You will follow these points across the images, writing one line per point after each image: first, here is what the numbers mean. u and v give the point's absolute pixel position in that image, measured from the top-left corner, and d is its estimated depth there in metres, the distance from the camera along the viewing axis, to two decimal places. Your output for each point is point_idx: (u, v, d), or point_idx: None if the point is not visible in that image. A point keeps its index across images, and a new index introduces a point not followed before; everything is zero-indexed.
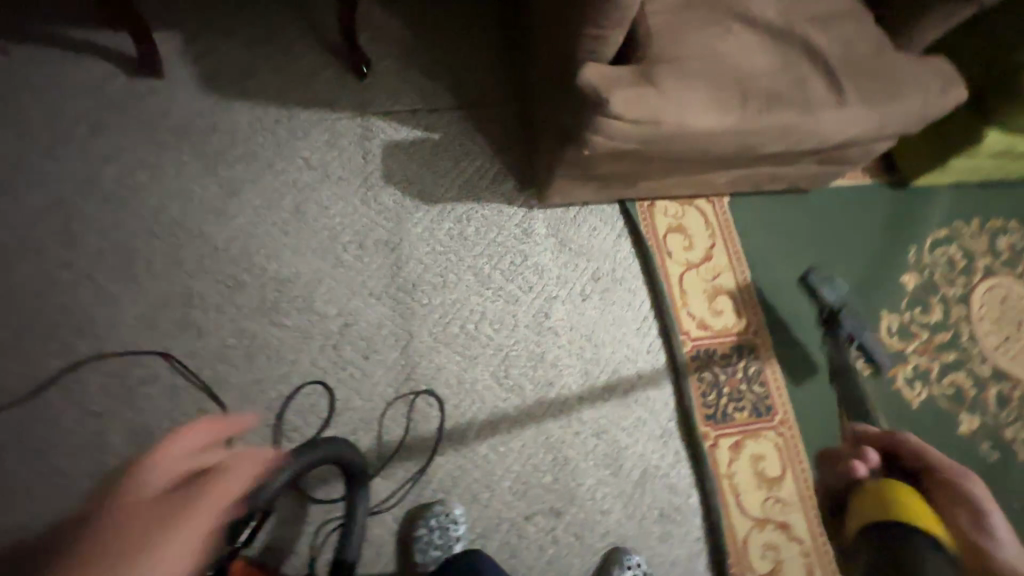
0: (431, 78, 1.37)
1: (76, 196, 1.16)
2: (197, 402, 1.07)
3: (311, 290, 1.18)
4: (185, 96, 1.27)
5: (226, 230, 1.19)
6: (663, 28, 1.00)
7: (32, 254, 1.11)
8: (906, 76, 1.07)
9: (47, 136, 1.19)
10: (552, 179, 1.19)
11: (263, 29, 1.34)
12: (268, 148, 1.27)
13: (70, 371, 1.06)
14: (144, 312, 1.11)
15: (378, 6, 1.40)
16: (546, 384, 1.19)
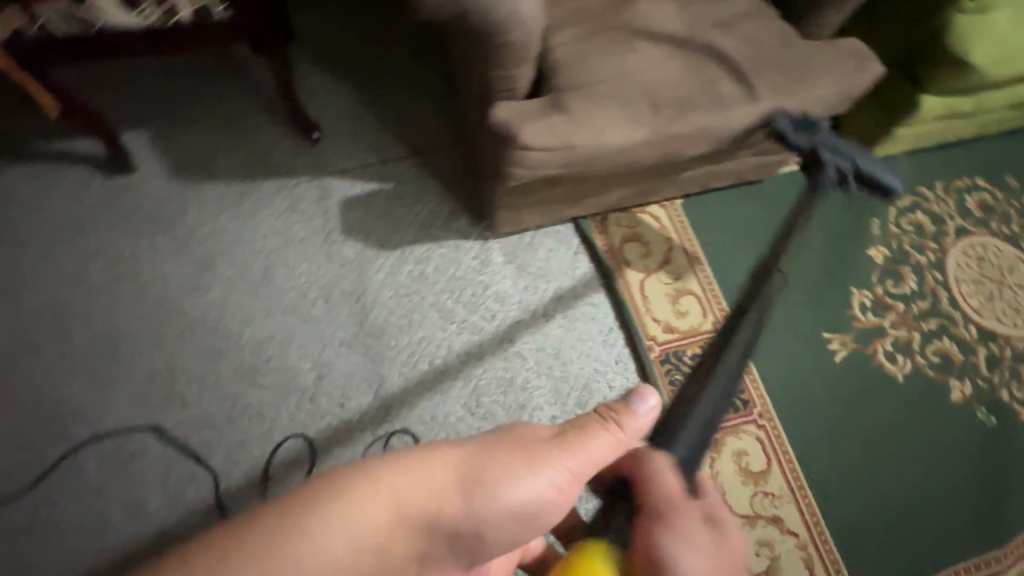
0: (379, 131, 1.45)
1: (65, 291, 1.26)
2: (189, 469, 1.14)
3: (285, 348, 1.24)
4: (156, 186, 1.37)
5: (202, 303, 1.27)
6: (568, 58, 1.05)
7: (31, 351, 1.21)
8: (814, 62, 1.10)
9: (36, 241, 1.30)
10: (496, 210, 1.24)
11: (218, 110, 1.44)
12: (234, 221, 1.36)
13: (72, 454, 1.14)
14: (134, 390, 1.19)
15: (324, 72, 1.50)
16: (519, 408, 1.23)
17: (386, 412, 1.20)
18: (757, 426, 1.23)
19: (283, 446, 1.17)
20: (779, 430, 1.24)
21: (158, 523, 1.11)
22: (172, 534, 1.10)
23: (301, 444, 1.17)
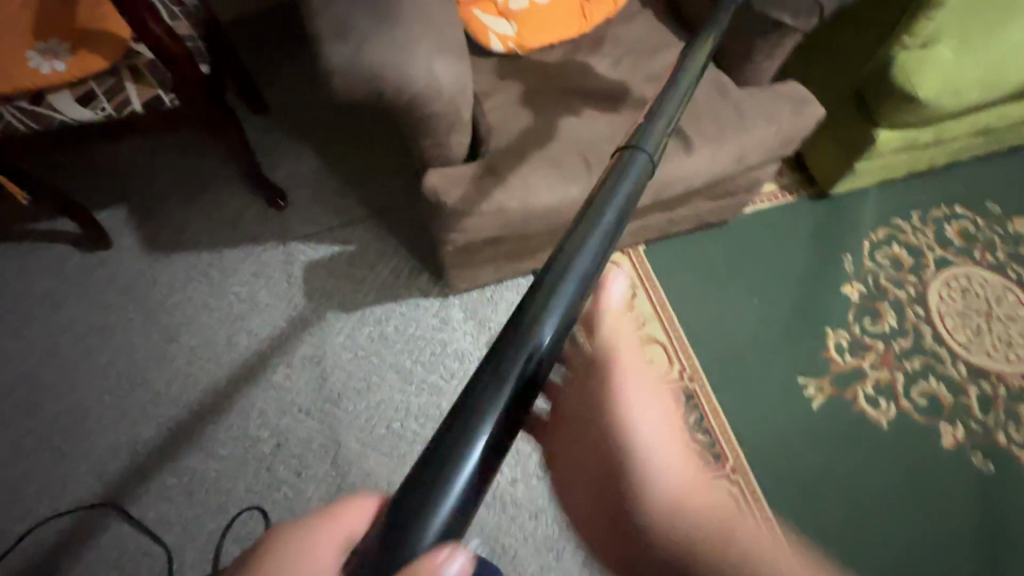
0: (342, 194, 1.49)
1: (37, 367, 1.30)
2: (143, 546, 1.13)
3: (244, 417, 1.24)
4: (129, 259, 1.42)
5: (166, 373, 1.29)
6: (502, 122, 1.08)
7: (1, 428, 1.24)
8: (748, 110, 1.10)
9: (13, 318, 1.35)
10: (448, 269, 1.24)
11: (190, 182, 1.49)
12: (202, 290, 1.39)
13: (31, 533, 1.15)
14: (95, 465, 1.20)
15: (291, 141, 1.56)
16: None
17: (342, 480, 1.18)
18: (730, 480, 1.16)
19: (238, 519, 1.15)
20: (756, 486, 1.17)
21: None
22: None
23: (255, 517, 1.16)
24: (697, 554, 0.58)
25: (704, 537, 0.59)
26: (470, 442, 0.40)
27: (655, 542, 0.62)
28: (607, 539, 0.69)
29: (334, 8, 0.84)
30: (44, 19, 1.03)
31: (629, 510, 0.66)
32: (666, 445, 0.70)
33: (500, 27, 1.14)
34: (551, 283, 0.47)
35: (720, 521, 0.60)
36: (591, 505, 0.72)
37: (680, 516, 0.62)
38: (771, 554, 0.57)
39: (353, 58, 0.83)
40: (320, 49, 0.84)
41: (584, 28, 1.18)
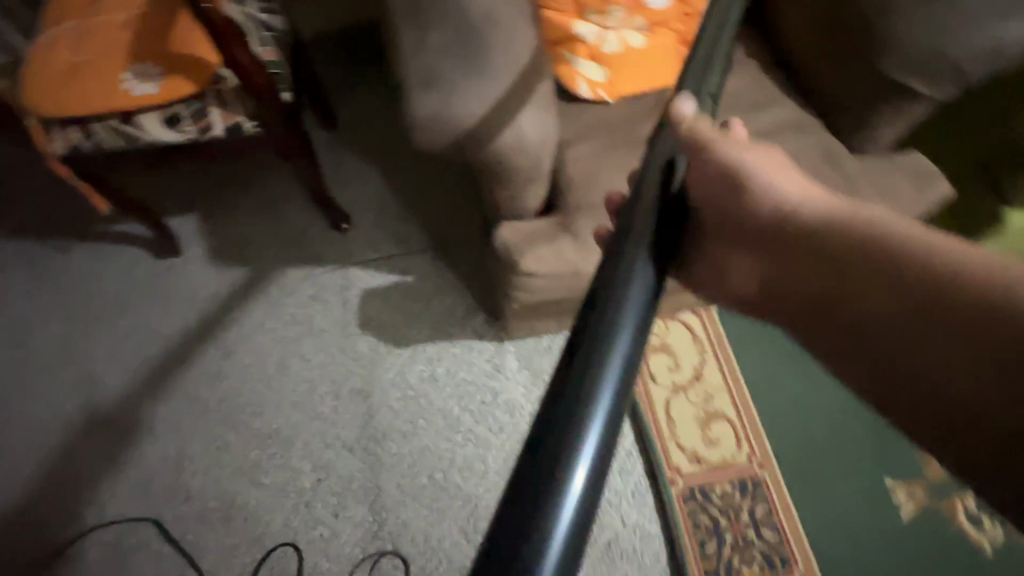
0: (405, 221, 1.46)
1: (101, 370, 1.33)
2: (181, 568, 1.14)
3: (289, 446, 1.23)
4: (194, 269, 1.44)
5: (218, 390, 1.29)
6: (584, 175, 1.00)
7: (63, 427, 1.28)
8: (863, 184, 0.98)
9: (85, 318, 1.40)
10: (509, 319, 1.18)
11: (260, 195, 1.50)
12: (260, 307, 1.39)
13: (80, 539, 1.17)
14: (144, 477, 1.21)
15: (359, 161, 1.55)
16: None
17: (380, 528, 1.15)
18: None
19: (273, 553, 1.13)
20: None
21: None
22: None
23: (289, 554, 1.14)
24: (913, 294, 0.42)
25: (860, 241, 0.47)
26: (572, 460, 0.36)
27: (847, 265, 0.47)
28: (766, 279, 0.56)
29: (425, 56, 0.80)
30: (141, 41, 1.04)
31: (785, 239, 0.54)
32: (808, 195, 0.55)
33: (591, 73, 1.09)
34: (619, 275, 0.45)
35: (883, 229, 0.46)
36: (758, 287, 0.58)
37: (821, 226, 0.51)
38: (1001, 264, 0.41)
39: (439, 111, 0.79)
40: (407, 98, 0.80)
41: (677, 74, 1.13)
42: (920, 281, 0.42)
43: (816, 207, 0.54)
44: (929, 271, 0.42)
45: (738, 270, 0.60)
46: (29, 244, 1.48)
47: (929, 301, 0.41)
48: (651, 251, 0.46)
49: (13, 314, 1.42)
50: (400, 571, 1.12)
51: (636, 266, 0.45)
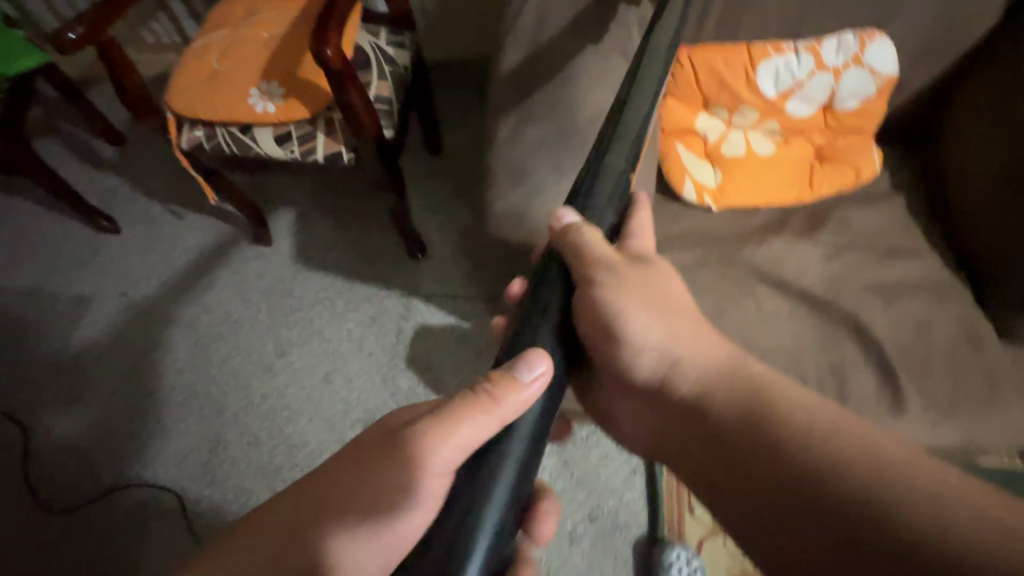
0: (477, 266, 1.46)
1: (176, 336, 1.44)
2: (188, 550, 1.19)
3: (310, 461, 1.25)
4: (277, 263, 1.52)
5: (265, 385, 1.35)
6: None
7: (131, 380, 1.39)
8: (1005, 383, 0.80)
9: (177, 284, 1.52)
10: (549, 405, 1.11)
11: (353, 206, 1.56)
12: (323, 315, 1.44)
13: (113, 490, 1.26)
14: (181, 449, 1.29)
15: (450, 195, 1.56)
16: None
17: None
18: None
19: None
20: None
21: None
22: None
23: None
24: (792, 473, 0.47)
25: (759, 414, 0.51)
26: (484, 502, 0.42)
27: (736, 442, 0.52)
28: (668, 420, 0.59)
29: (520, 147, 0.76)
30: (274, 60, 1.10)
31: (685, 392, 0.57)
32: (690, 342, 0.58)
33: (702, 175, 0.98)
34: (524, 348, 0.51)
35: (782, 395, 0.52)
36: (654, 437, 0.62)
37: (722, 382, 0.55)
38: (888, 445, 0.45)
39: (519, 207, 0.74)
40: (490, 185, 0.77)
41: (806, 197, 0.98)
42: (810, 469, 0.46)
43: (705, 363, 0.57)
44: (824, 456, 0.46)
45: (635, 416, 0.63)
46: (155, 206, 1.66)
47: (807, 489, 0.46)
48: (555, 330, 0.53)
49: (123, 264, 1.58)
50: None
51: (542, 337, 0.52)
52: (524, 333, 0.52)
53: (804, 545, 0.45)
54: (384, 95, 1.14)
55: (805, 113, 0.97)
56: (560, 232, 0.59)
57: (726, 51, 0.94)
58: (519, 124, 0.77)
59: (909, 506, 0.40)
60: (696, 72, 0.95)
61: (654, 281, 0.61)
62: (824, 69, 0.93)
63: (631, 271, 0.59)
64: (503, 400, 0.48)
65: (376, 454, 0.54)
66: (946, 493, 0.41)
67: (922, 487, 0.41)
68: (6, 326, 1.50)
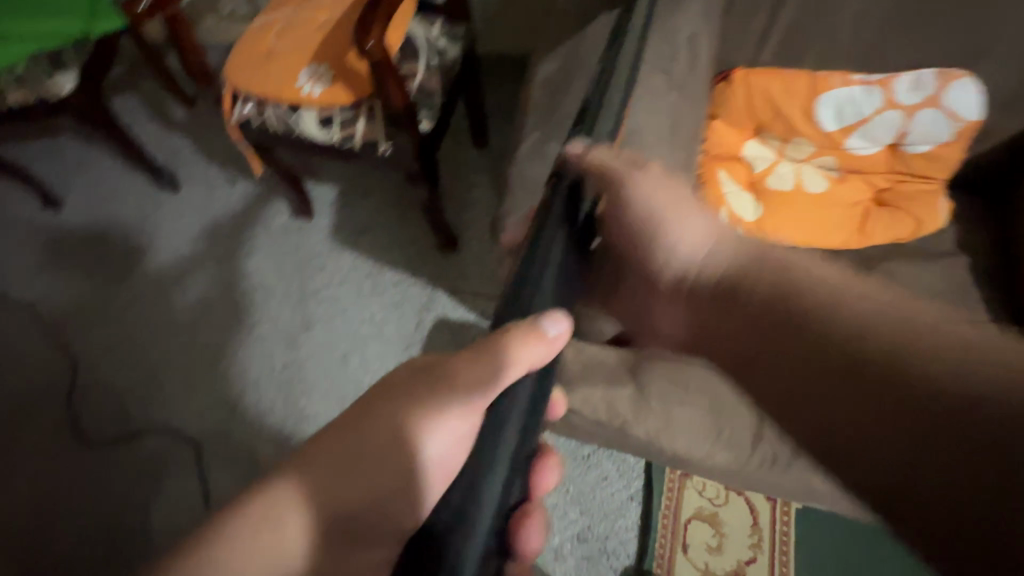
0: (505, 266, 1.45)
1: (215, 297, 1.52)
2: (197, 499, 1.26)
3: (318, 435, 1.30)
4: (314, 238, 1.57)
5: (288, 355, 1.41)
6: None
7: (171, 332, 1.49)
8: None
9: (223, 247, 1.60)
10: None
11: (392, 192, 1.59)
12: (350, 295, 1.48)
13: (141, 433, 1.35)
14: (205, 404, 1.37)
15: (488, 192, 1.56)
16: None
17: None
18: None
19: None
20: None
21: (152, 531, 1.24)
22: (155, 552, 1.21)
23: None
24: (837, 358, 0.46)
25: (799, 312, 0.50)
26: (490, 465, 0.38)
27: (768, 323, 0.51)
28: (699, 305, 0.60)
29: (542, 162, 0.74)
30: (326, 43, 1.12)
31: (716, 278, 0.58)
32: (718, 233, 0.61)
33: (741, 206, 0.92)
34: (538, 270, 0.48)
35: (811, 274, 0.52)
36: (689, 333, 0.62)
37: (752, 272, 0.55)
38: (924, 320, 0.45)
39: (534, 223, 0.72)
40: (508, 198, 0.75)
41: (853, 244, 0.89)
42: (851, 341, 0.46)
43: (733, 260, 0.58)
44: (861, 327, 0.46)
45: (670, 315, 0.63)
46: (213, 170, 1.75)
47: (862, 366, 0.45)
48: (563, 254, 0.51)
49: (177, 221, 1.68)
50: None
51: (549, 265, 0.49)
52: (536, 262, 0.48)
53: (847, 412, 0.45)
54: (425, 87, 1.13)
55: (867, 152, 0.90)
56: (570, 157, 0.61)
57: (786, 77, 0.89)
58: (544, 138, 0.75)
59: (970, 365, 0.41)
60: (749, 96, 0.90)
61: (664, 183, 0.62)
62: (895, 107, 0.87)
63: (650, 178, 0.62)
64: (529, 347, 0.45)
65: (383, 394, 0.53)
66: (1004, 351, 0.41)
67: (963, 355, 0.42)
68: (70, 266, 1.64)
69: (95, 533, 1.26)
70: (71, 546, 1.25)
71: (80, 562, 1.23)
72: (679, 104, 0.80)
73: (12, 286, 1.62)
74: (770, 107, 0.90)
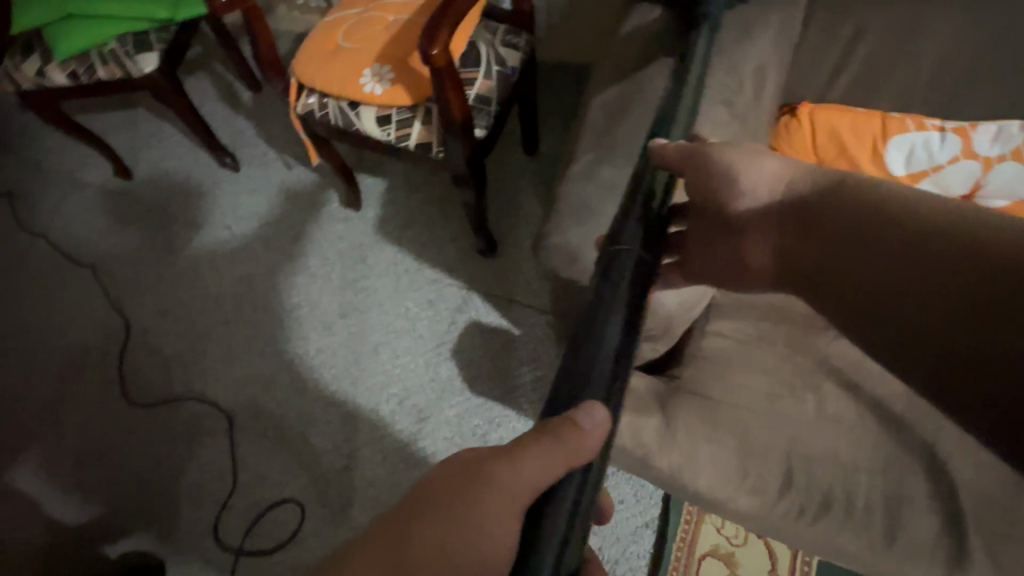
0: (541, 277, 1.46)
1: (261, 276, 1.59)
2: (224, 468, 1.30)
3: (344, 421, 1.33)
4: (359, 228, 1.61)
5: (323, 340, 1.45)
6: (714, 359, 0.85)
7: (217, 305, 1.55)
8: None
9: (273, 229, 1.67)
10: None
11: (439, 192, 1.62)
12: (388, 288, 1.51)
13: (180, 398, 1.41)
14: (242, 378, 1.43)
15: (532, 201, 1.56)
16: None
17: None
18: None
19: (282, 504, 1.25)
20: None
21: (179, 494, 1.29)
22: (180, 514, 1.27)
23: (294, 513, 1.24)
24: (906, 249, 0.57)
25: (872, 215, 0.60)
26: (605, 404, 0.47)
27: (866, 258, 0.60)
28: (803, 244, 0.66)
29: (593, 184, 0.73)
30: (391, 45, 1.15)
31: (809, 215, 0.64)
32: (792, 169, 0.66)
33: None
34: (611, 294, 0.51)
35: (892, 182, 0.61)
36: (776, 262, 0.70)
37: (839, 194, 0.62)
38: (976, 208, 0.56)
39: (578, 245, 0.72)
40: (554, 216, 0.75)
41: None
42: (943, 235, 0.55)
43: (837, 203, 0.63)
44: (955, 226, 0.55)
45: (760, 251, 0.70)
46: (271, 154, 1.82)
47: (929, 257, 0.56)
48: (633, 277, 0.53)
49: (234, 200, 1.75)
50: None
51: (620, 293, 0.52)
52: (606, 287, 0.52)
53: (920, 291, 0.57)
54: (483, 95, 1.14)
55: None
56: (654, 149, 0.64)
57: (857, 115, 0.85)
58: (597, 160, 0.74)
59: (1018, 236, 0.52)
60: (816, 133, 0.86)
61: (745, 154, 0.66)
62: (955, 160, 0.86)
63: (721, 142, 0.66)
64: (576, 435, 0.45)
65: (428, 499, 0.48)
66: None
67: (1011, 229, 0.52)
68: (132, 233, 1.73)
69: (126, 487, 1.31)
70: (101, 497, 1.31)
71: (110, 513, 1.29)
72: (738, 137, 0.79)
73: (78, 246, 1.73)
74: (837, 146, 0.86)
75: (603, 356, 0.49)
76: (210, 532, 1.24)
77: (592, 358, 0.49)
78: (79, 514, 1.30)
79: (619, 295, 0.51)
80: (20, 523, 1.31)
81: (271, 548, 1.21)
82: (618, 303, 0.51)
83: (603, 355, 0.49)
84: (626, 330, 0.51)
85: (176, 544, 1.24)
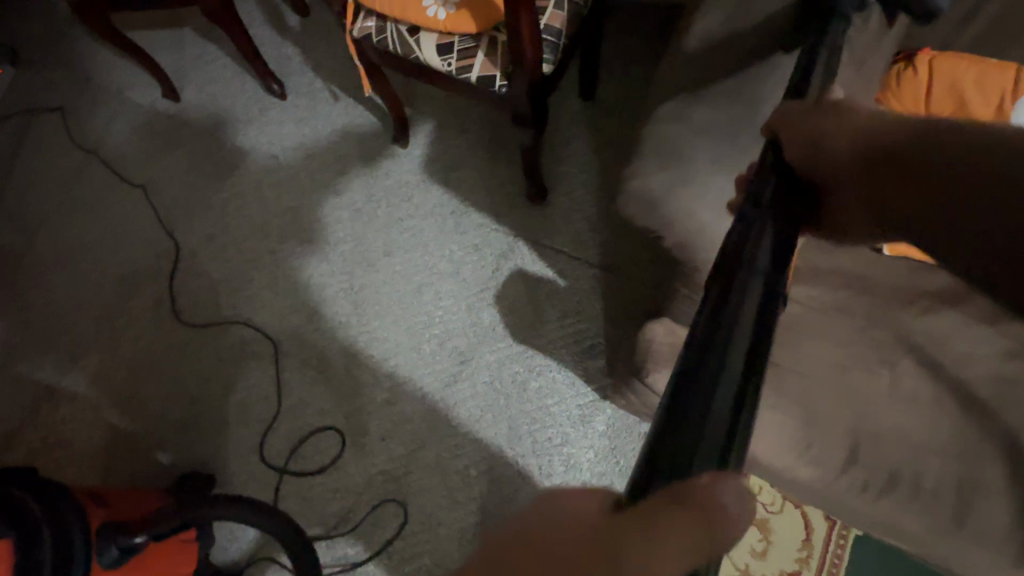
0: (591, 229, 1.40)
1: (307, 209, 1.58)
2: (269, 393, 1.35)
3: (384, 358, 1.35)
4: (406, 166, 1.57)
5: (367, 278, 1.45)
6: (784, 325, 0.80)
7: (263, 235, 1.56)
8: None
9: (319, 162, 1.64)
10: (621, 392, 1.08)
11: (489, 134, 1.56)
12: (433, 230, 1.49)
13: (227, 323, 1.45)
14: (286, 308, 1.45)
15: (587, 148, 1.49)
16: None
17: (402, 476, 1.22)
18: None
19: (323, 431, 1.28)
20: None
21: (226, 414, 1.34)
22: (227, 432, 1.32)
23: (334, 441, 1.27)
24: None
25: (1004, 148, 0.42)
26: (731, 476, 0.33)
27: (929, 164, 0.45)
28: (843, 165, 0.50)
29: (682, 126, 0.67)
30: None
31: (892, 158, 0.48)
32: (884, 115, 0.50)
33: None
34: (728, 326, 0.40)
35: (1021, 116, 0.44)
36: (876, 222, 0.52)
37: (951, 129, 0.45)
38: None
39: (661, 193, 0.68)
40: (635, 160, 0.70)
41: None
42: None
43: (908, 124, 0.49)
44: None
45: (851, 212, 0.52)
46: (318, 83, 1.77)
47: None
48: (757, 303, 0.42)
49: (280, 129, 1.72)
50: (397, 522, 1.18)
51: (741, 330, 0.40)
52: (721, 317, 0.40)
53: None
54: (553, 25, 1.06)
55: None
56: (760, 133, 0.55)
57: (983, 66, 0.76)
58: (688, 101, 0.68)
59: None
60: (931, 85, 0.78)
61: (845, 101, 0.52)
62: None
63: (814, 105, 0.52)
64: (734, 505, 0.31)
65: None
66: None
67: None
68: (180, 157, 1.73)
69: (176, 403, 1.37)
70: (153, 410, 1.37)
71: (160, 426, 1.35)
72: (846, 85, 0.71)
73: (129, 167, 1.74)
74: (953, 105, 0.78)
75: (722, 403, 0.36)
76: (255, 451, 1.29)
77: (699, 409, 0.36)
78: (131, 424, 1.37)
79: (740, 325, 0.40)
80: (79, 427, 1.39)
81: (312, 471, 1.25)
82: (738, 336, 0.39)
83: (715, 403, 0.36)
84: (745, 375, 0.38)
85: (223, 459, 1.30)
